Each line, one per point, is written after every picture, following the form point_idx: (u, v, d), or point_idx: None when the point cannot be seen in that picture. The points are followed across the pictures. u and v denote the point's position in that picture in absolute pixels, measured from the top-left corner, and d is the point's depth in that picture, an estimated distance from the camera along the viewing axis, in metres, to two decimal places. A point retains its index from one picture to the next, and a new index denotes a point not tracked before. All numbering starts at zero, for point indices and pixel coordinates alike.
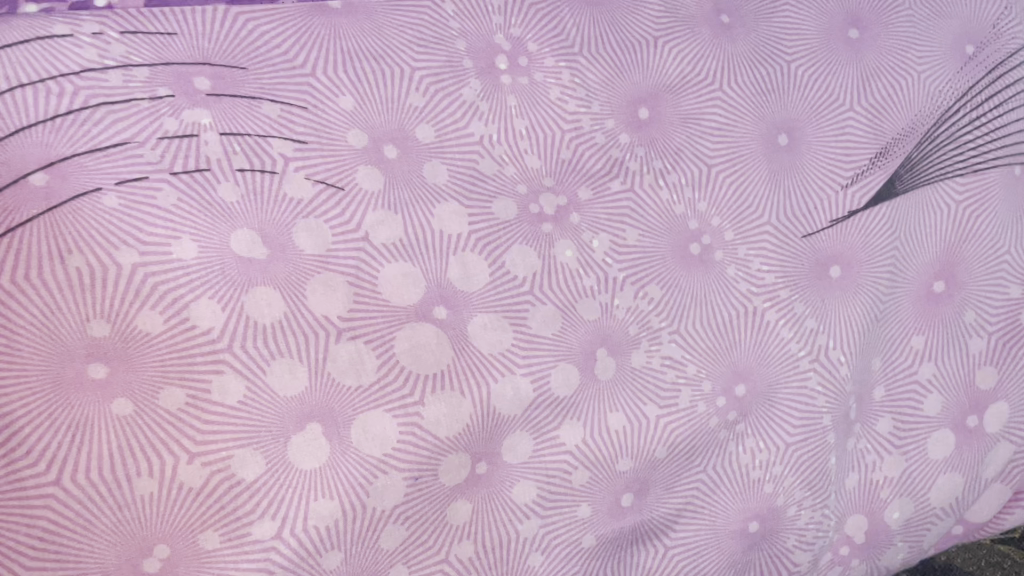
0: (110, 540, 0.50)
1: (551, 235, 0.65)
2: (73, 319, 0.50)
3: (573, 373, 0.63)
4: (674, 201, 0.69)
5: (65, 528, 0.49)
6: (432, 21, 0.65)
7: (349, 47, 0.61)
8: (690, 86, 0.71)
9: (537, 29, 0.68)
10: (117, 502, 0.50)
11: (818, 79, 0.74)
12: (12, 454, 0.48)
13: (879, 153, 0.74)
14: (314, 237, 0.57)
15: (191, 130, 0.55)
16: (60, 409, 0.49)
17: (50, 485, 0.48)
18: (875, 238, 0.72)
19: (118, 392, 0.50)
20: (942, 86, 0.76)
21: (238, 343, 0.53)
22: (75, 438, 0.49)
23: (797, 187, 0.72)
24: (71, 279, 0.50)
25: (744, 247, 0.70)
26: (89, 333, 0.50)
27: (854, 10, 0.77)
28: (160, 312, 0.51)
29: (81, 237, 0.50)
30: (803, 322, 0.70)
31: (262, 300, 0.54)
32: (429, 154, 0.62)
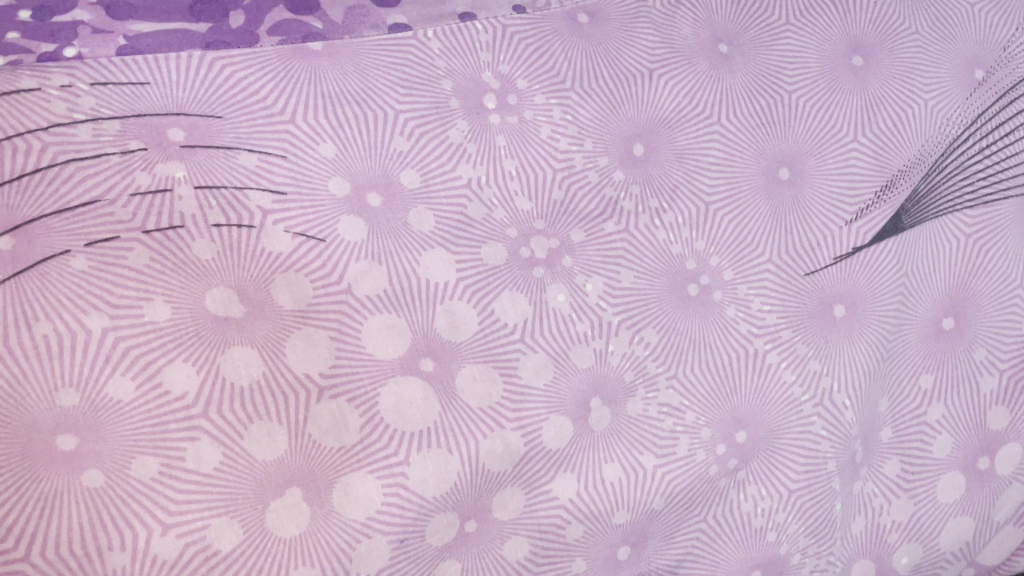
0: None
1: (541, 280, 0.63)
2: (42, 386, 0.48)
3: (566, 425, 0.61)
4: (670, 240, 0.67)
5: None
6: (417, 60, 0.63)
7: (331, 91, 0.59)
8: (686, 120, 0.69)
9: (527, 64, 0.66)
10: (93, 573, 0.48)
11: (820, 109, 0.71)
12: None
13: (885, 186, 0.71)
14: (294, 291, 0.55)
15: (164, 184, 0.53)
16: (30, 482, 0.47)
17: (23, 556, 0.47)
18: (881, 275, 0.70)
19: (90, 462, 0.48)
20: (951, 113, 0.73)
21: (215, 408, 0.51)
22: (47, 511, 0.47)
23: (799, 223, 0.69)
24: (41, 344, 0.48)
25: (744, 286, 0.68)
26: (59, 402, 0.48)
27: (857, 37, 0.74)
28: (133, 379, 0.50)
29: (49, 303, 0.49)
30: (806, 365, 0.68)
31: (240, 359, 0.53)
32: (414, 200, 0.60)
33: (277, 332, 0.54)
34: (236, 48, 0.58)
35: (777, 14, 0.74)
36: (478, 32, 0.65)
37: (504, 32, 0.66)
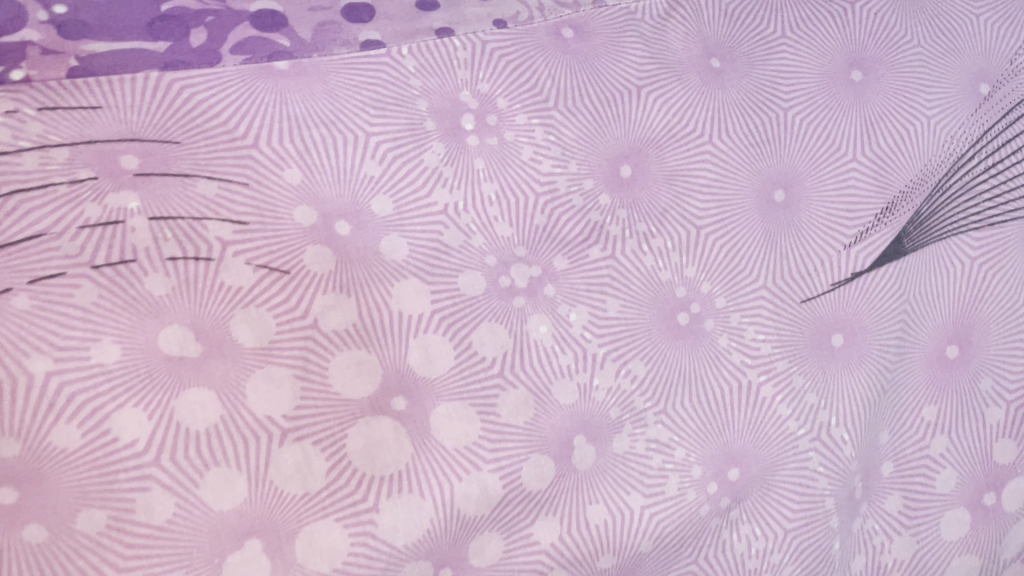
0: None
1: (522, 310, 0.60)
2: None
3: (548, 465, 0.58)
4: (659, 267, 0.63)
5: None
6: (391, 79, 0.59)
7: (298, 114, 0.56)
8: (676, 139, 0.65)
9: (507, 82, 0.63)
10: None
11: (817, 127, 0.68)
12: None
13: (886, 208, 0.68)
14: (256, 327, 0.52)
15: (115, 216, 0.50)
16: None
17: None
18: (882, 302, 0.66)
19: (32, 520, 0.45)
20: (955, 131, 0.70)
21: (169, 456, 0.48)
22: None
23: (795, 247, 0.66)
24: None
25: (737, 315, 0.64)
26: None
27: (857, 50, 0.71)
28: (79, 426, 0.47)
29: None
30: (802, 398, 0.64)
31: (196, 402, 0.49)
32: (386, 228, 0.57)
33: (236, 371, 0.51)
34: (197, 68, 0.55)
35: (772, 26, 0.70)
36: (455, 49, 0.62)
37: (483, 49, 0.63)
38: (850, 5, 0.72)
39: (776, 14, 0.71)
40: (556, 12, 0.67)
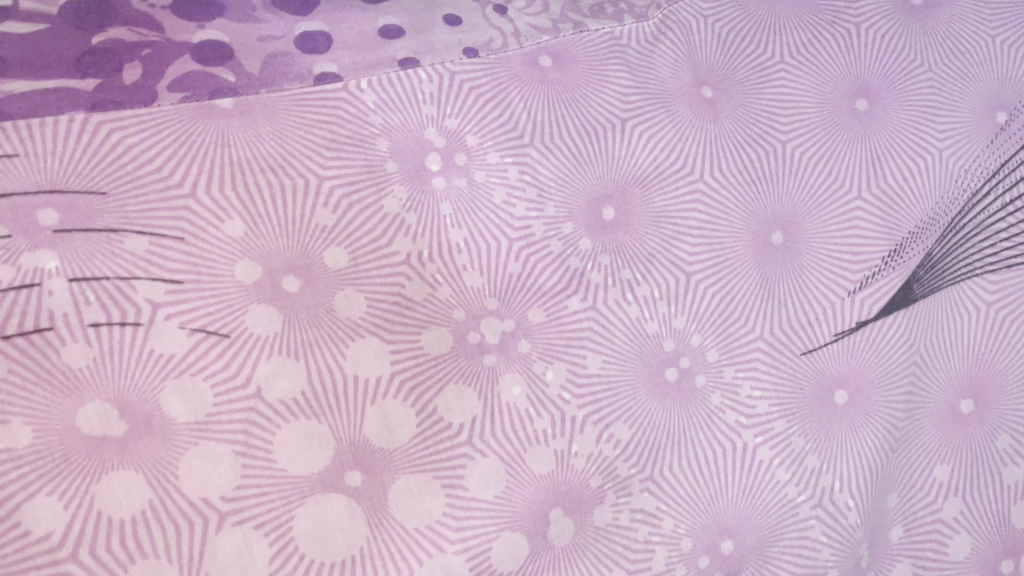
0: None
1: (493, 368, 0.54)
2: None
3: (520, 543, 0.53)
4: (645, 318, 0.58)
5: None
6: (348, 117, 0.54)
7: (242, 158, 0.51)
8: (664, 177, 0.60)
9: (477, 117, 0.57)
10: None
11: (819, 161, 0.62)
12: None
13: (894, 250, 0.62)
14: (191, 398, 0.47)
15: (31, 278, 0.45)
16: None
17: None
18: (889, 354, 0.61)
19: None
20: (970, 164, 0.64)
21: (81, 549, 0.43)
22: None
23: (794, 294, 0.60)
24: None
25: (731, 369, 0.59)
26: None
27: (861, 76, 0.65)
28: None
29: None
30: (803, 461, 0.59)
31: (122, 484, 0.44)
32: (340, 283, 0.51)
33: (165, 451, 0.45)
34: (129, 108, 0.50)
35: (770, 51, 0.65)
36: (421, 81, 0.57)
37: (452, 81, 0.57)
38: (854, 27, 0.67)
39: (774, 37, 0.65)
40: (533, 37, 0.61)
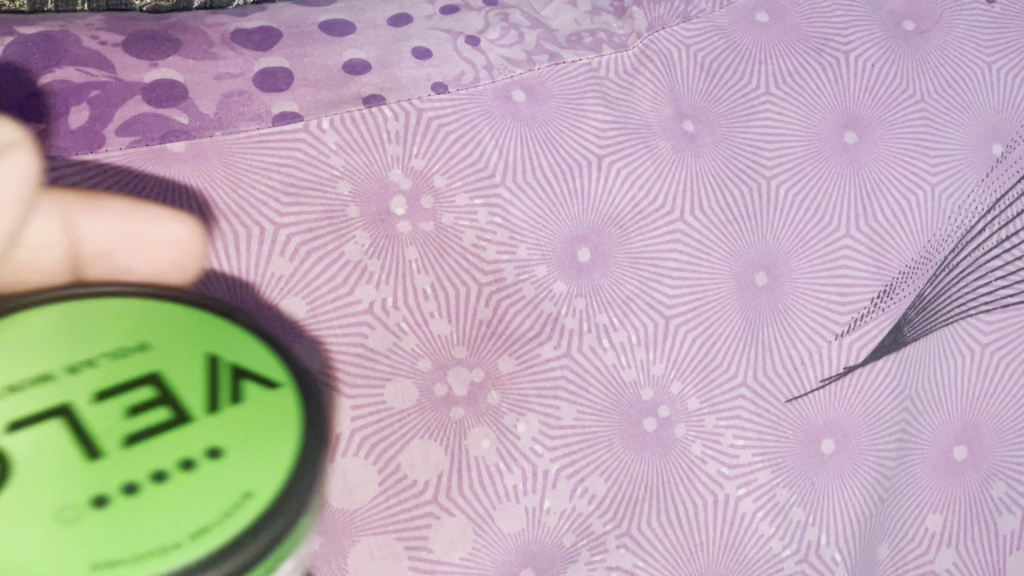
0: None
1: (460, 422, 0.51)
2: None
3: None
4: (623, 365, 0.55)
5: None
6: (308, 162, 0.52)
7: (193, 206, 0.49)
8: (642, 217, 0.57)
9: (446, 156, 0.55)
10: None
11: (805, 198, 0.60)
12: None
13: (883, 292, 0.59)
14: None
15: None
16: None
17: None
18: (878, 401, 0.58)
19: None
20: (964, 200, 0.62)
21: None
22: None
23: (779, 339, 0.58)
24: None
25: (713, 418, 0.56)
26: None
27: (851, 108, 0.62)
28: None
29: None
30: (787, 514, 0.56)
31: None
32: (296, 336, 0.49)
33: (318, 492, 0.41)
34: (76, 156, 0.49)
35: (755, 81, 0.62)
36: (386, 120, 0.54)
37: (418, 118, 0.55)
38: (844, 55, 0.64)
39: (759, 66, 0.63)
40: (506, 71, 0.59)
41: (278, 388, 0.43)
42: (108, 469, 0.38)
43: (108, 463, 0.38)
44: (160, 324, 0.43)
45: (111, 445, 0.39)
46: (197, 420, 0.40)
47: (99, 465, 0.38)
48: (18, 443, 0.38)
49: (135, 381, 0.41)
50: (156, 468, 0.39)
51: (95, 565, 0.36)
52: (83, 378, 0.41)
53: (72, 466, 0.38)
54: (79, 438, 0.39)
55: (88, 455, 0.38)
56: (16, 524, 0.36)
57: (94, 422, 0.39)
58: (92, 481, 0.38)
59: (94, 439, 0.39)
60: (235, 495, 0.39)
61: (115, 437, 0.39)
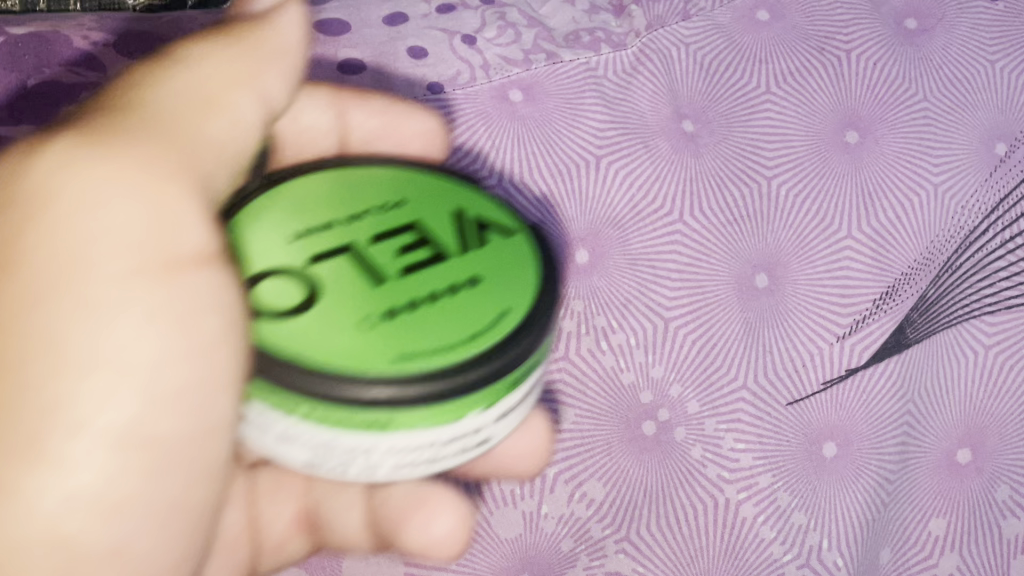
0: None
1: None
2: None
3: None
4: (621, 367, 0.55)
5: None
6: (383, 105, 0.55)
7: (350, 107, 0.55)
8: (641, 218, 0.57)
9: None
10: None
11: (806, 198, 0.59)
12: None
13: (885, 294, 0.58)
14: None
15: None
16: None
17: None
18: (880, 404, 0.57)
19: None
20: (968, 200, 0.60)
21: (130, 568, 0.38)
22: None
23: (779, 341, 0.57)
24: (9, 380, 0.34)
25: (713, 421, 0.55)
26: (67, 514, 0.35)
27: (851, 107, 0.62)
28: (174, 456, 0.38)
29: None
30: (787, 518, 0.55)
31: (255, 419, 0.41)
32: None
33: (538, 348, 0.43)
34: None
35: (756, 80, 0.62)
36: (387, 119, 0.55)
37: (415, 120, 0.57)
38: (845, 54, 0.63)
39: (760, 66, 0.62)
40: (503, 71, 0.60)
41: (512, 235, 0.46)
42: (381, 284, 0.42)
43: (386, 279, 0.43)
44: (416, 189, 0.48)
45: (402, 272, 0.43)
46: (458, 257, 0.44)
47: (367, 284, 0.42)
48: (300, 275, 0.43)
49: (406, 229, 0.45)
50: (433, 291, 0.43)
51: (402, 356, 0.40)
52: (439, 220, 0.46)
53: (362, 292, 0.42)
54: (342, 265, 0.43)
55: (332, 287, 0.42)
56: (333, 327, 0.41)
57: (370, 252, 0.44)
58: (359, 296, 0.42)
59: (360, 264, 0.43)
60: (528, 306, 0.43)
61: (401, 260, 0.44)
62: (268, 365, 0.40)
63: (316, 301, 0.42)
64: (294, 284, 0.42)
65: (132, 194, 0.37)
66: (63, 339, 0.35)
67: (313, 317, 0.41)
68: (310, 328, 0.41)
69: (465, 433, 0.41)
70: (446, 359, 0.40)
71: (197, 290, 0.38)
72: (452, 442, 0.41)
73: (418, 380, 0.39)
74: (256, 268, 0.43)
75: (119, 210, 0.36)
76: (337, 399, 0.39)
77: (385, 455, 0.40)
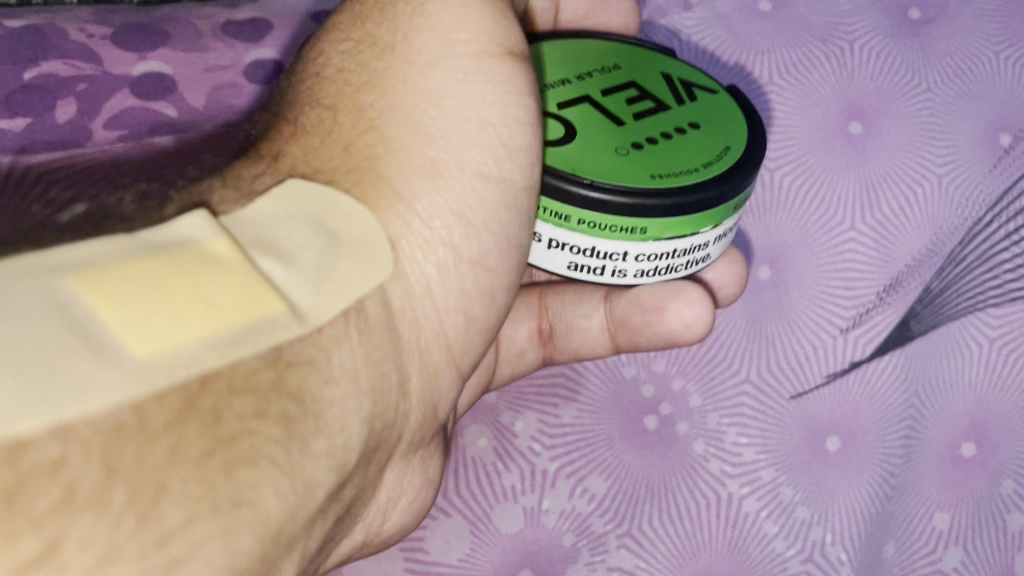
0: (127, 480, 0.27)
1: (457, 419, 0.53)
2: (318, 205, 0.36)
3: None
4: (622, 362, 0.56)
5: (82, 496, 0.26)
6: None
7: None
8: None
9: None
10: (281, 489, 0.31)
11: (810, 190, 0.59)
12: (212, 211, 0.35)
13: (889, 286, 0.58)
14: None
15: None
16: (330, 203, 0.36)
17: (194, 225, 0.32)
18: (885, 397, 0.57)
19: (369, 295, 0.36)
20: (972, 191, 0.60)
21: (476, 327, 0.43)
22: (355, 264, 0.35)
23: (783, 334, 0.57)
24: (388, 166, 0.39)
25: (716, 415, 0.55)
26: (425, 248, 0.40)
27: (855, 98, 0.61)
28: (504, 227, 0.42)
29: (336, 103, 0.41)
30: (791, 512, 0.54)
31: (540, 228, 0.49)
32: None
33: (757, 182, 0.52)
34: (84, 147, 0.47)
35: (758, 71, 0.61)
36: None
37: None
38: (847, 45, 0.63)
39: (762, 56, 0.62)
40: None
41: (718, 93, 0.54)
42: (634, 126, 0.51)
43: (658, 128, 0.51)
44: (625, 56, 0.56)
45: (625, 117, 0.51)
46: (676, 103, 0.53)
47: (627, 127, 0.51)
48: (633, 123, 0.51)
49: (627, 86, 0.53)
50: (675, 127, 0.51)
51: (654, 176, 0.48)
52: (626, 74, 0.54)
53: (619, 131, 0.51)
54: (638, 115, 0.51)
55: (667, 130, 0.51)
56: (596, 153, 0.49)
57: (642, 105, 0.52)
58: (690, 142, 0.51)
59: (660, 111, 0.52)
60: (743, 143, 0.52)
61: (631, 109, 0.52)
62: (602, 187, 0.47)
63: (601, 130, 0.50)
64: (559, 124, 0.50)
65: (460, 14, 0.41)
66: (409, 107, 0.40)
67: (604, 143, 0.50)
68: (609, 147, 0.50)
69: (695, 246, 0.50)
70: (692, 178, 0.48)
71: (480, 73, 0.41)
72: (681, 254, 0.50)
73: (667, 192, 0.47)
74: (552, 109, 0.51)
75: (458, 18, 0.41)
76: (602, 194, 0.47)
77: (635, 260, 0.49)
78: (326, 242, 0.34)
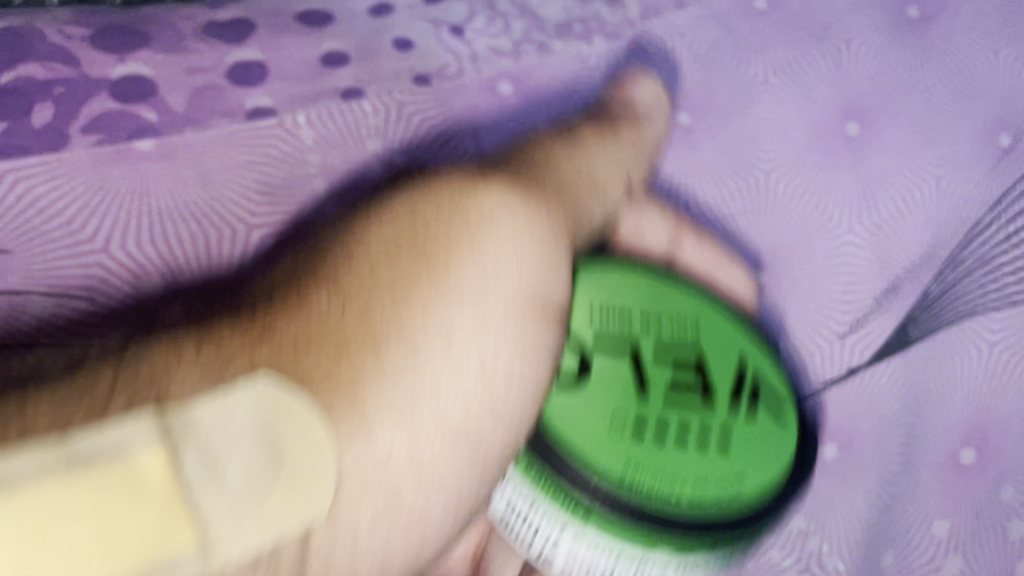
0: None
1: None
2: (282, 401, 0.33)
3: None
4: None
5: None
6: None
7: None
8: (634, 215, 0.56)
9: (431, 153, 0.53)
10: None
11: (806, 192, 0.58)
12: (152, 400, 0.31)
13: (886, 290, 0.57)
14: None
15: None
16: (288, 414, 0.33)
17: (248, 401, 0.33)
18: (882, 404, 0.56)
19: (312, 526, 0.33)
20: (971, 193, 0.59)
21: (415, 532, 0.38)
22: (306, 492, 0.33)
23: (779, 340, 0.56)
24: (353, 380, 0.36)
25: None
26: (380, 481, 0.36)
27: (853, 98, 0.60)
28: (480, 452, 0.39)
29: (345, 320, 0.37)
30: (787, 522, 0.55)
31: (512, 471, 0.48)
32: None
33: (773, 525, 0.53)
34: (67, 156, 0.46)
35: (752, 71, 0.60)
36: (365, 115, 0.52)
37: (399, 113, 0.53)
38: (845, 44, 0.61)
39: (757, 56, 0.60)
40: (492, 63, 0.56)
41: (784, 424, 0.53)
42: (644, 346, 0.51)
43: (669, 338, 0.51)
44: (648, 292, 0.54)
45: (653, 399, 0.50)
46: (717, 408, 0.51)
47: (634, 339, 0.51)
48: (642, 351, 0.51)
49: (672, 365, 0.51)
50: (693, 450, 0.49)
51: (650, 489, 0.48)
52: (669, 325, 0.53)
53: (630, 399, 0.49)
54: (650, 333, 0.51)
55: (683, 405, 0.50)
56: (595, 417, 0.49)
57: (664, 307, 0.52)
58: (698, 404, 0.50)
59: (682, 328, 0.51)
60: (763, 481, 0.51)
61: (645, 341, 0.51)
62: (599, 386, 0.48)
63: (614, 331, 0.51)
64: (578, 363, 0.50)
65: (533, 264, 0.42)
66: (414, 332, 0.38)
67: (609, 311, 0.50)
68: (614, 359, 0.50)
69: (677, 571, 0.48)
70: (668, 506, 0.48)
71: (497, 340, 0.39)
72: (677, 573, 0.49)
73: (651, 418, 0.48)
74: (578, 338, 0.51)
75: (525, 270, 0.41)
76: (586, 471, 0.47)
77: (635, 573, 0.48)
78: (263, 468, 0.32)
